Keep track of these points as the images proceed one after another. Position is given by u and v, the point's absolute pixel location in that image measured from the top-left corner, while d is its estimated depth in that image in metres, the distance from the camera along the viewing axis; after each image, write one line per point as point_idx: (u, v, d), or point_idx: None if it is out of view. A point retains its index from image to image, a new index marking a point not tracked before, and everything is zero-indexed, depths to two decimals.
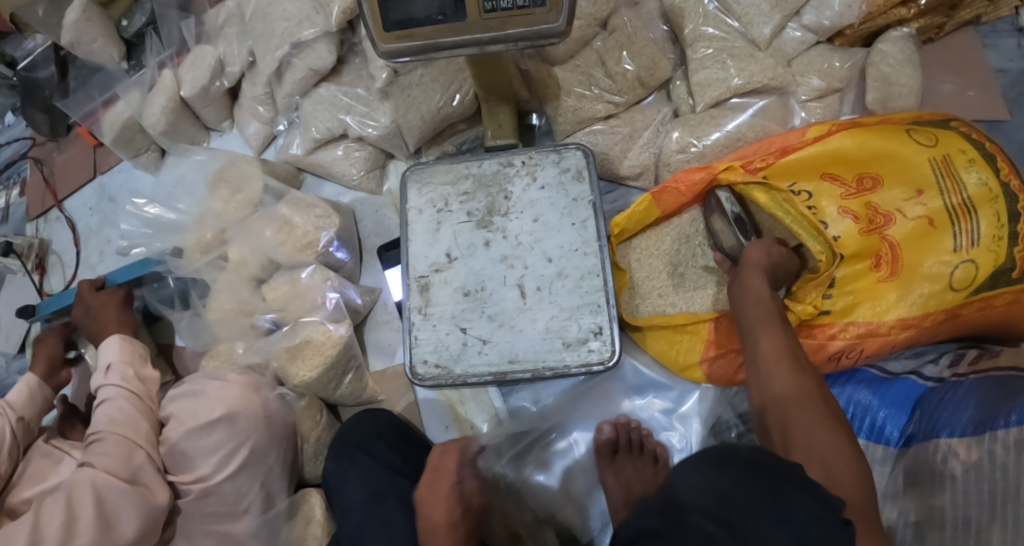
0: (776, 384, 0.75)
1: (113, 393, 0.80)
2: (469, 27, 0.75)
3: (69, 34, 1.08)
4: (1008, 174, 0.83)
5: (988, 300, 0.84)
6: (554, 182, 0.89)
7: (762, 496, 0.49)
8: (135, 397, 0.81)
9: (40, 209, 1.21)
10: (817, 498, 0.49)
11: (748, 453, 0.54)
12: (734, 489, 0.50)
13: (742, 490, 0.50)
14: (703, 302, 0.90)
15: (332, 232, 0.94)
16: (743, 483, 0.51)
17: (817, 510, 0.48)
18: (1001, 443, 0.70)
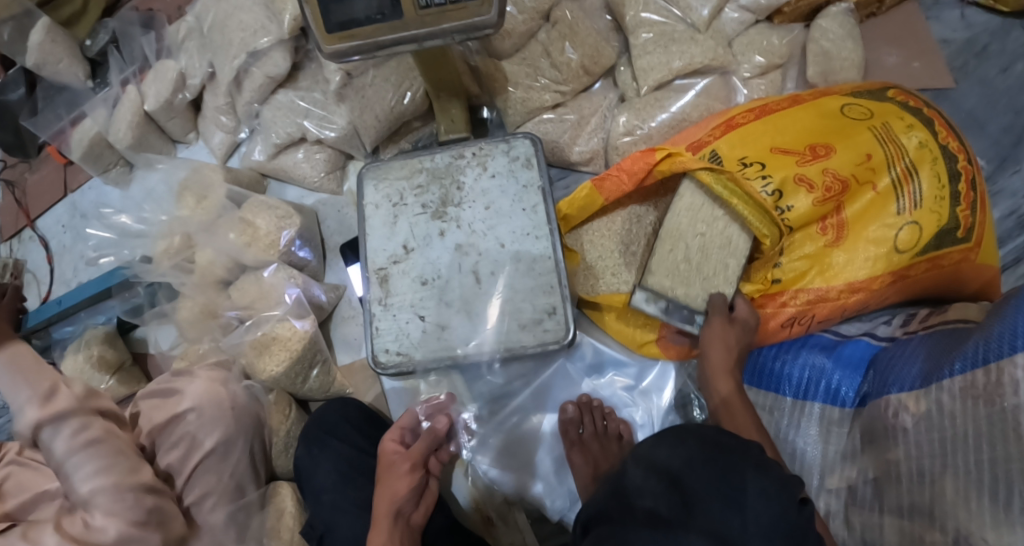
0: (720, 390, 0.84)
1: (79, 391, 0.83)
2: (407, 24, 0.77)
3: (34, 56, 1.14)
4: (945, 137, 0.86)
5: (937, 260, 0.85)
6: (504, 170, 0.92)
7: (713, 472, 0.52)
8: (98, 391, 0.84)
9: (13, 230, 1.27)
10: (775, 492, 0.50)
11: (703, 433, 0.57)
12: (683, 468, 0.53)
13: (690, 468, 0.52)
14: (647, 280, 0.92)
15: (292, 231, 0.97)
16: (693, 462, 0.53)
17: (776, 511, 0.49)
18: (947, 392, 0.69)
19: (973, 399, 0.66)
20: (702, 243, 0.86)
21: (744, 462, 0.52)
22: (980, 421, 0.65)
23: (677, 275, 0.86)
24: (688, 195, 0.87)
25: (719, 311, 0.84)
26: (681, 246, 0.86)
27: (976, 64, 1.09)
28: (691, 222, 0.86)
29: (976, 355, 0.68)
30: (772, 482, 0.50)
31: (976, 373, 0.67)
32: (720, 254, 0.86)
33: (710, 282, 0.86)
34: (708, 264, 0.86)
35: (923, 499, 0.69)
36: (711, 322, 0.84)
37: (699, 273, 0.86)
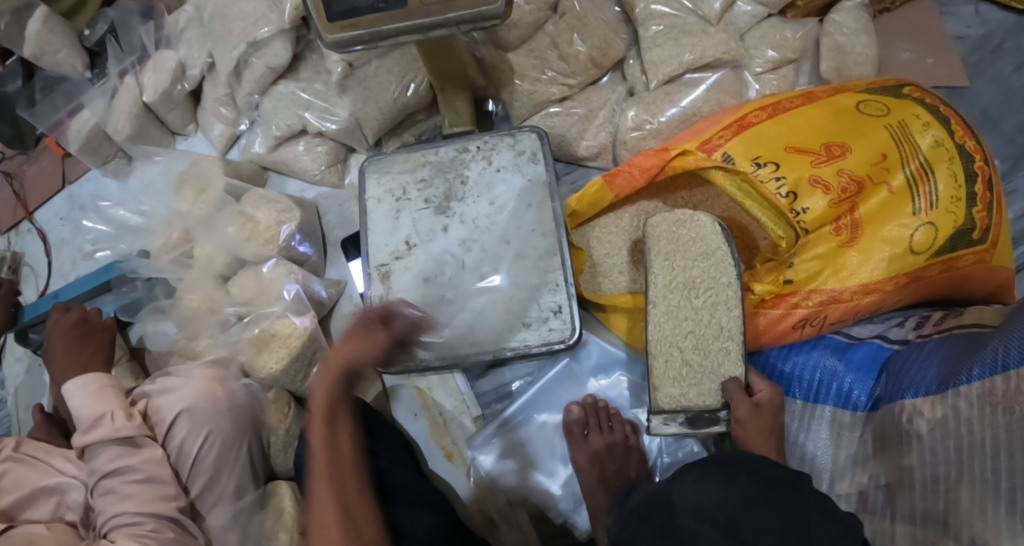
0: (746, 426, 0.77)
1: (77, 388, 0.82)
2: (411, 13, 0.75)
3: (32, 46, 1.12)
4: (963, 136, 0.83)
5: (951, 262, 0.83)
6: (510, 165, 0.90)
7: (772, 515, 0.54)
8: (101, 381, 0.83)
9: (10, 222, 1.27)
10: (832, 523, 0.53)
11: (749, 465, 0.58)
12: (742, 508, 0.54)
13: (748, 508, 0.54)
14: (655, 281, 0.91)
15: (293, 225, 0.95)
16: (751, 503, 0.54)
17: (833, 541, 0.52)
18: (964, 398, 0.67)
19: (992, 406, 0.64)
20: (695, 341, 0.81)
21: (802, 503, 0.55)
22: (998, 429, 0.63)
23: (682, 382, 0.81)
24: (660, 302, 0.82)
25: (740, 400, 0.77)
26: (674, 351, 0.81)
27: (990, 61, 1.07)
28: (675, 329, 0.81)
29: (995, 361, 0.65)
30: (832, 528, 0.53)
31: (995, 380, 0.65)
32: (715, 343, 0.80)
33: (715, 372, 0.80)
34: (709, 361, 0.81)
35: (937, 507, 0.67)
36: (739, 417, 0.77)
37: (704, 370, 0.81)
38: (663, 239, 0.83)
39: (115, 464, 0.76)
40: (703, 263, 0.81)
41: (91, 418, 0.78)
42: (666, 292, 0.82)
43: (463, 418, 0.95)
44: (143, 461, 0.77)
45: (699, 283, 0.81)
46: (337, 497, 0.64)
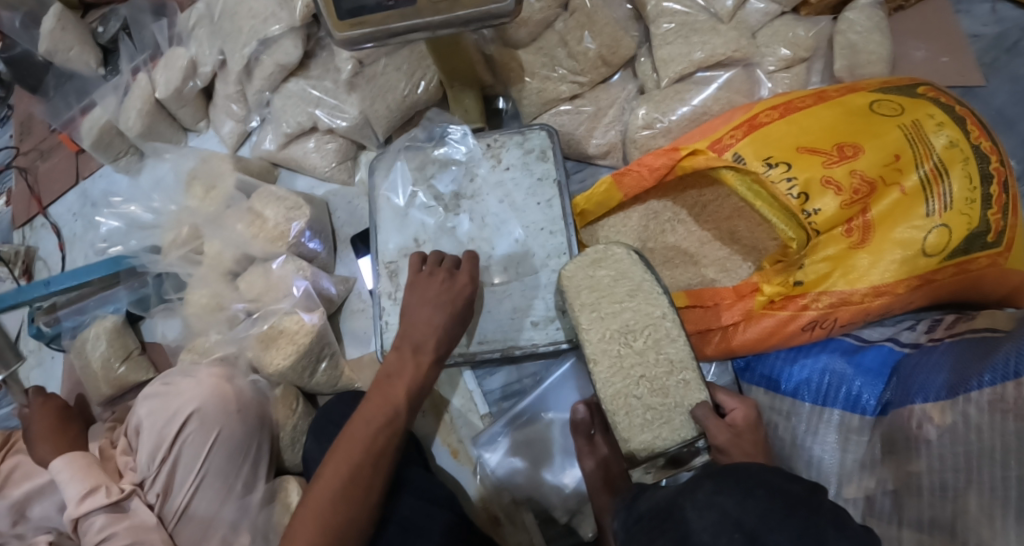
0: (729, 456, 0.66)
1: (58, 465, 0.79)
2: (420, 11, 0.74)
3: (46, 43, 1.15)
4: (978, 136, 0.82)
5: (964, 264, 0.82)
6: (518, 163, 0.90)
7: (791, 533, 0.50)
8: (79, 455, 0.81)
9: (26, 217, 1.32)
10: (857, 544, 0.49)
11: (766, 479, 0.55)
12: (759, 524, 0.51)
13: (766, 526, 0.51)
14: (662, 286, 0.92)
15: (302, 222, 0.95)
16: (769, 517, 0.51)
17: None
18: (974, 405, 0.66)
19: (1002, 412, 0.64)
20: (650, 384, 0.71)
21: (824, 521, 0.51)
22: (1007, 437, 0.62)
23: (651, 421, 0.70)
24: (600, 359, 0.74)
25: (715, 421, 0.67)
26: (632, 401, 0.71)
27: (1007, 60, 1.05)
28: (625, 379, 0.72)
29: (1007, 368, 0.65)
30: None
31: (1005, 386, 0.64)
32: (670, 379, 0.71)
33: (681, 406, 0.71)
34: (670, 398, 0.71)
35: (944, 514, 0.66)
36: (720, 445, 0.66)
37: (668, 409, 0.71)
38: (583, 288, 0.77)
39: (106, 532, 0.75)
40: (633, 302, 0.75)
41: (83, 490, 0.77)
42: (604, 346, 0.74)
43: (470, 416, 0.96)
44: (130, 525, 0.76)
45: (635, 326, 0.74)
46: (395, 410, 0.72)
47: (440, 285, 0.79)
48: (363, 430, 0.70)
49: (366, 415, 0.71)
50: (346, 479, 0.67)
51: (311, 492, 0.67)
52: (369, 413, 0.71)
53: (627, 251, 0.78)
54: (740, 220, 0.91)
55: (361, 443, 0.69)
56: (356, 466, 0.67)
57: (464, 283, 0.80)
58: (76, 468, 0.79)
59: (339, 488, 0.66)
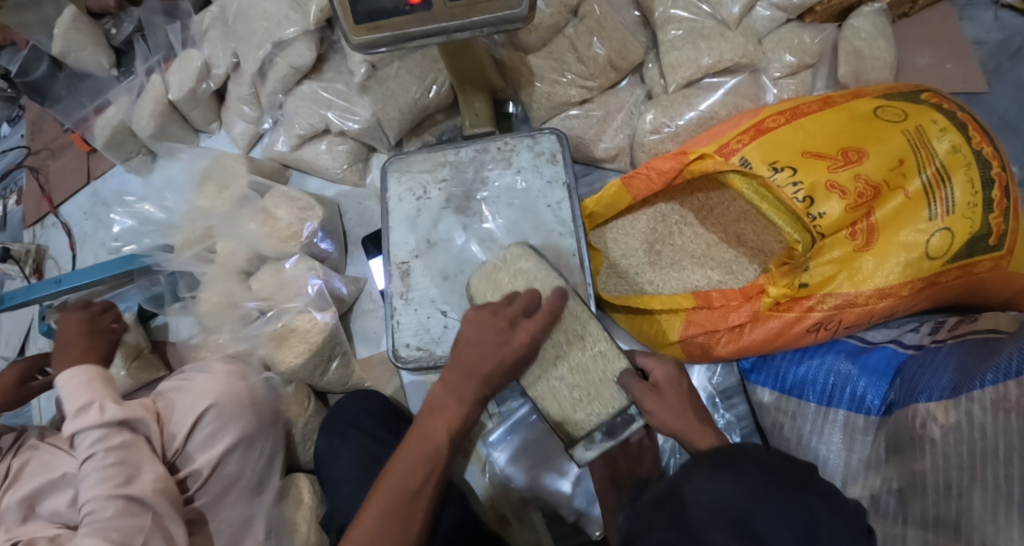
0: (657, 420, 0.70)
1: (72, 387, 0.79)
2: (435, 15, 0.76)
3: (58, 44, 1.16)
4: (980, 143, 0.83)
5: (967, 267, 0.83)
6: (529, 166, 0.91)
7: (781, 508, 0.52)
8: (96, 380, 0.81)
9: (36, 216, 1.34)
10: (841, 515, 0.52)
11: (759, 459, 0.56)
12: (752, 502, 0.53)
13: (759, 503, 0.52)
14: (669, 289, 0.92)
15: (315, 223, 0.96)
16: (761, 493, 0.53)
17: (843, 528, 0.51)
18: (978, 404, 0.68)
19: (1005, 411, 0.65)
20: (568, 364, 0.74)
21: (812, 495, 0.53)
22: (1010, 435, 0.64)
23: (575, 399, 0.73)
24: None
25: (639, 386, 0.70)
26: (554, 384, 0.74)
27: (1010, 66, 1.07)
28: (542, 365, 0.75)
29: (1009, 367, 0.67)
30: (840, 517, 0.52)
31: (1008, 385, 0.66)
32: (587, 353, 0.74)
33: (604, 379, 0.73)
34: (593, 373, 0.74)
35: (948, 512, 0.67)
36: (648, 409, 0.69)
37: (592, 384, 0.73)
38: (487, 290, 0.82)
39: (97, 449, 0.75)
40: (532, 291, 0.80)
41: (77, 406, 0.78)
42: None
43: None
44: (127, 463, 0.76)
45: None
46: (433, 453, 0.69)
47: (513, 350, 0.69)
48: (405, 474, 0.68)
49: (409, 455, 0.69)
50: (382, 530, 0.66)
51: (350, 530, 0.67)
52: (413, 455, 0.69)
53: (522, 247, 0.84)
54: (746, 222, 0.92)
55: (405, 489, 0.67)
56: (389, 509, 0.67)
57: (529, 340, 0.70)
58: (85, 382, 0.80)
59: (375, 533, 0.66)
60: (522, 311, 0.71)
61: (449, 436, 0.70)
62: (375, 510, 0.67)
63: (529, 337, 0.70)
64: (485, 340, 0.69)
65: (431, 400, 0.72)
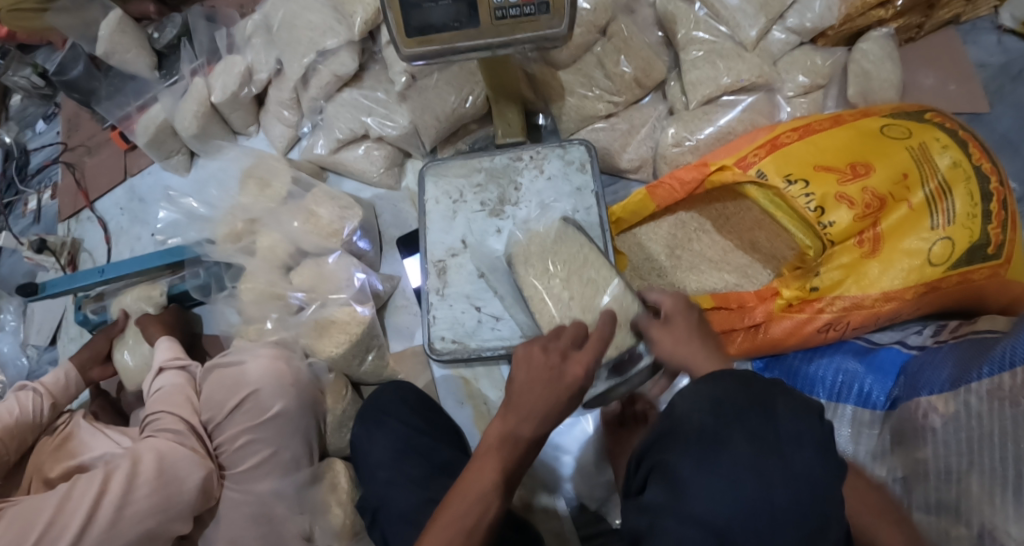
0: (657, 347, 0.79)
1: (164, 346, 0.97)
2: (482, 32, 0.83)
3: (104, 45, 1.21)
4: (979, 158, 0.90)
5: (967, 275, 0.89)
6: (559, 173, 0.98)
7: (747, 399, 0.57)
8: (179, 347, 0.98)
9: (72, 210, 1.38)
10: (800, 405, 0.57)
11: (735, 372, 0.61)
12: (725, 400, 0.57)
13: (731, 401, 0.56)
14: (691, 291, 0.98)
15: (355, 223, 1.02)
16: (734, 393, 0.57)
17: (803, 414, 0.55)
18: (974, 394, 0.74)
19: (1000, 400, 0.71)
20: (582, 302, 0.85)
21: (773, 388, 0.58)
22: (1004, 421, 0.69)
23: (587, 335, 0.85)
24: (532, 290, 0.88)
25: (648, 320, 0.80)
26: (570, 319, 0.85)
27: (1012, 87, 1.13)
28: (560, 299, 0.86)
29: (1003, 360, 0.73)
30: (799, 405, 0.56)
31: (1002, 376, 0.72)
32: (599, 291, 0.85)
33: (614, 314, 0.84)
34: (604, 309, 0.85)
35: (949, 496, 0.73)
36: (653, 338, 0.79)
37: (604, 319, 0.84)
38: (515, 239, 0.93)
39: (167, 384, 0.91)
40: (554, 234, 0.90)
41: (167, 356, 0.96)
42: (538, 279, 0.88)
43: None
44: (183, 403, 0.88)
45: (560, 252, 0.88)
46: (489, 484, 0.65)
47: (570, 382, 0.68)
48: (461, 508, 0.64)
49: (467, 490, 0.65)
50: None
51: None
52: (471, 486, 0.65)
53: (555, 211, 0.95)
54: (760, 231, 0.98)
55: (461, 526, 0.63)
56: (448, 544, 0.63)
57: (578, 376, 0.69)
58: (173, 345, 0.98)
59: None
60: (571, 344, 0.71)
61: (503, 473, 0.66)
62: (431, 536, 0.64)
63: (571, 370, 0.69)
64: (540, 381, 0.68)
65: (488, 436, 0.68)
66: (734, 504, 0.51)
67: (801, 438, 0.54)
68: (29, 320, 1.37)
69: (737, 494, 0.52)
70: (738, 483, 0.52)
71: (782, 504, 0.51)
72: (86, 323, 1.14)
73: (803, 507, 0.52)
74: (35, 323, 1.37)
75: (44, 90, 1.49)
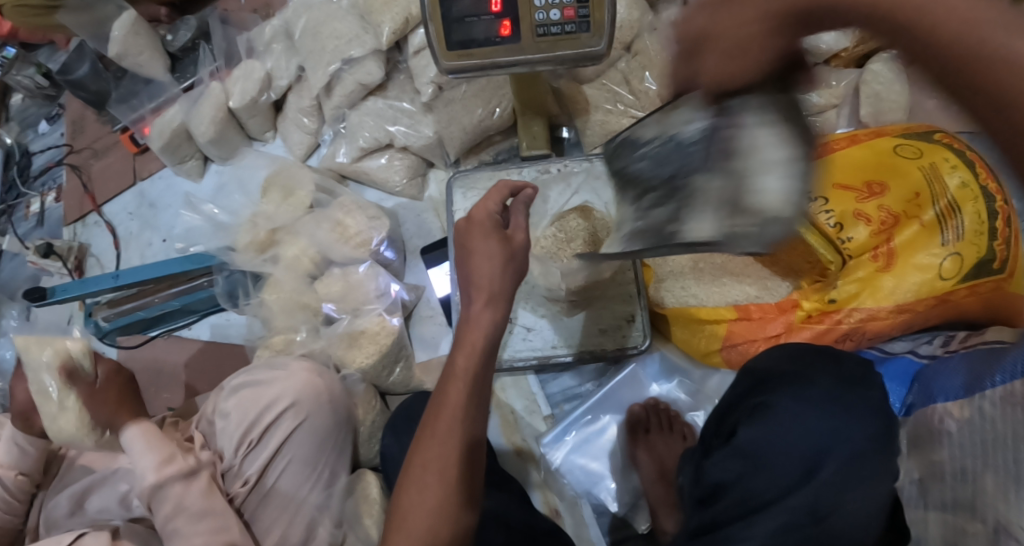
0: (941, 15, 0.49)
1: (137, 440, 0.82)
2: (523, 48, 0.84)
3: (117, 47, 1.19)
4: (986, 178, 0.95)
5: (973, 287, 0.93)
6: (587, 187, 1.00)
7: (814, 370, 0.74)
8: (156, 435, 0.83)
9: (78, 214, 1.36)
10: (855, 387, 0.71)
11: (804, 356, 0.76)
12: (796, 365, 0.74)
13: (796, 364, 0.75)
14: (716, 301, 0.97)
15: (383, 233, 1.02)
16: (798, 362, 0.75)
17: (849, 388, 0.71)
18: (988, 400, 0.77)
19: (1012, 405, 0.73)
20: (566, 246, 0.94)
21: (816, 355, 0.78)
22: (1013, 426, 0.72)
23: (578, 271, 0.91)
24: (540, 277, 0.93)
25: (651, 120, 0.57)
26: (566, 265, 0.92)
27: None
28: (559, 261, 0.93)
29: (1013, 369, 0.75)
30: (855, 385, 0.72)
31: (1013, 383, 0.74)
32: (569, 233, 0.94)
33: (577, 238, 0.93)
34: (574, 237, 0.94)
35: (964, 494, 0.76)
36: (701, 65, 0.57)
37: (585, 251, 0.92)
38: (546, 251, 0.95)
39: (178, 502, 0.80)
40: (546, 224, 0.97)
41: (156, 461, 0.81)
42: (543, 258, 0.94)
43: (533, 418, 1.03)
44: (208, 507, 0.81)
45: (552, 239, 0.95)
46: (459, 405, 0.63)
47: (499, 253, 0.68)
48: (445, 428, 0.62)
49: (439, 427, 0.62)
50: (419, 476, 0.62)
51: (404, 487, 0.62)
52: (439, 424, 0.62)
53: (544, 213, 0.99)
54: None
55: (457, 445, 0.62)
56: (442, 469, 0.61)
57: (521, 243, 0.70)
58: (151, 438, 0.82)
59: (419, 496, 0.61)
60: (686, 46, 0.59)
61: (470, 394, 0.64)
62: (417, 469, 0.62)
63: (524, 232, 0.71)
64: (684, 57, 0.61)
65: (452, 368, 0.65)
66: (804, 436, 0.67)
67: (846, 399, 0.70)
68: (31, 327, 1.32)
69: (819, 429, 0.67)
70: (814, 417, 0.68)
71: (850, 429, 0.67)
72: (96, 332, 1.11)
73: (866, 421, 0.67)
74: (38, 329, 1.32)
75: (48, 91, 1.46)
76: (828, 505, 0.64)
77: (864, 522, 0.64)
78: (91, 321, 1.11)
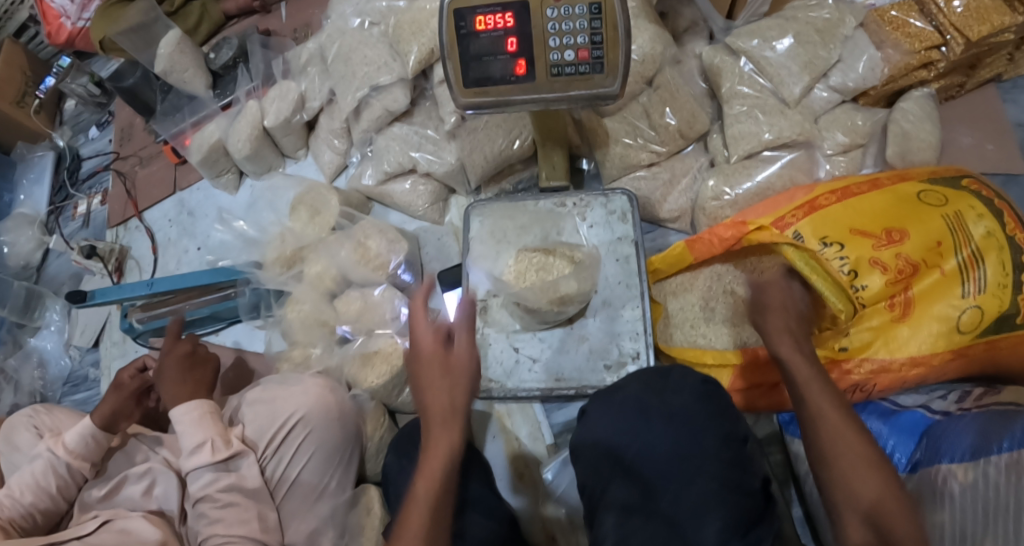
0: (860, 489, 0.68)
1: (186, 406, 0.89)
2: (538, 86, 0.86)
3: (163, 64, 1.27)
4: (1014, 228, 0.90)
5: (993, 342, 0.90)
6: (601, 221, 1.02)
7: (679, 390, 0.76)
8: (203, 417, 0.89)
9: (121, 218, 1.44)
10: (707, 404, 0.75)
11: (668, 373, 0.80)
12: (661, 381, 0.78)
13: (664, 382, 0.78)
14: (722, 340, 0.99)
15: (400, 256, 1.06)
16: (658, 385, 0.78)
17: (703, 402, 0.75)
18: (993, 466, 0.75)
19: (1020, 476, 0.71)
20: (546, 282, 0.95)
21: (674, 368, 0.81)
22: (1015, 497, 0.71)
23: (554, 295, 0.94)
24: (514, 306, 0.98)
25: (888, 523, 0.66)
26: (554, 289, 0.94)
27: None
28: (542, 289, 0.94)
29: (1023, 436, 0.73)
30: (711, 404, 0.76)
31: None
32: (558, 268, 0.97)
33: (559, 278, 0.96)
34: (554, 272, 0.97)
35: None
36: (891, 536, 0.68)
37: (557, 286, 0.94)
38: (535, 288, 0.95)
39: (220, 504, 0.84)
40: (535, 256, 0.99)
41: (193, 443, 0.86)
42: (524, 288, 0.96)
43: (536, 444, 1.05)
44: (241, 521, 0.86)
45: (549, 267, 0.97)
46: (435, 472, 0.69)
47: (443, 370, 0.72)
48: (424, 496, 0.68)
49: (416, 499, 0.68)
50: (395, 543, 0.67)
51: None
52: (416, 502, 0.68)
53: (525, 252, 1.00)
54: None
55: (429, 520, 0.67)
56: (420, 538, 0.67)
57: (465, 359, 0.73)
58: (196, 418, 0.89)
59: None
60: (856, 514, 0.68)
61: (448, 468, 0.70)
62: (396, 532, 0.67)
63: (469, 346, 0.73)
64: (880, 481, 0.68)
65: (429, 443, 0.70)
66: (648, 451, 0.74)
67: (694, 413, 0.74)
68: (72, 321, 1.41)
69: (631, 435, 0.75)
70: (630, 422, 0.76)
71: (672, 441, 0.73)
72: (130, 331, 1.18)
73: (701, 435, 0.73)
74: (79, 324, 1.41)
75: (100, 98, 1.59)
76: (646, 504, 0.71)
77: (698, 525, 0.68)
78: (127, 323, 1.18)
